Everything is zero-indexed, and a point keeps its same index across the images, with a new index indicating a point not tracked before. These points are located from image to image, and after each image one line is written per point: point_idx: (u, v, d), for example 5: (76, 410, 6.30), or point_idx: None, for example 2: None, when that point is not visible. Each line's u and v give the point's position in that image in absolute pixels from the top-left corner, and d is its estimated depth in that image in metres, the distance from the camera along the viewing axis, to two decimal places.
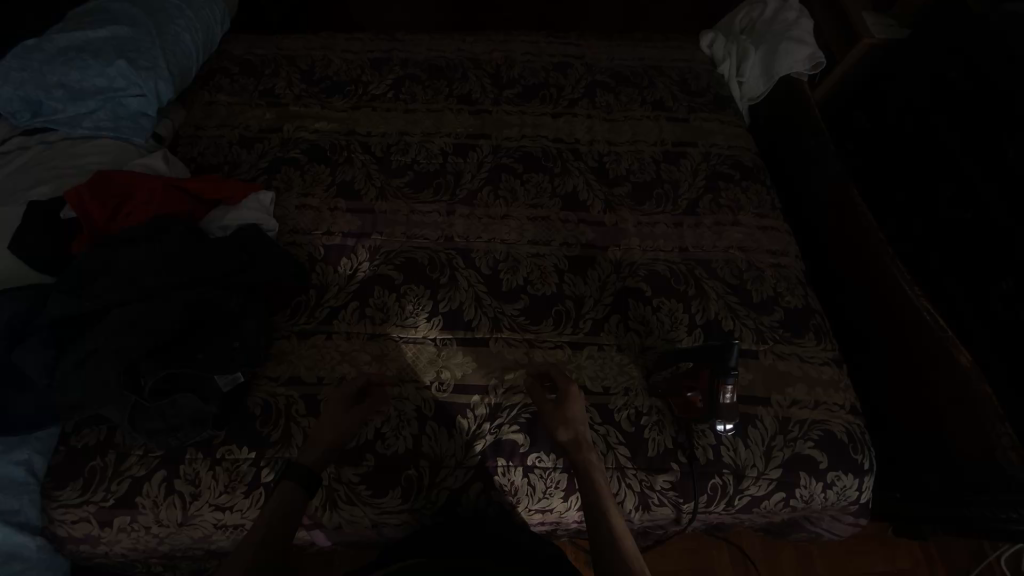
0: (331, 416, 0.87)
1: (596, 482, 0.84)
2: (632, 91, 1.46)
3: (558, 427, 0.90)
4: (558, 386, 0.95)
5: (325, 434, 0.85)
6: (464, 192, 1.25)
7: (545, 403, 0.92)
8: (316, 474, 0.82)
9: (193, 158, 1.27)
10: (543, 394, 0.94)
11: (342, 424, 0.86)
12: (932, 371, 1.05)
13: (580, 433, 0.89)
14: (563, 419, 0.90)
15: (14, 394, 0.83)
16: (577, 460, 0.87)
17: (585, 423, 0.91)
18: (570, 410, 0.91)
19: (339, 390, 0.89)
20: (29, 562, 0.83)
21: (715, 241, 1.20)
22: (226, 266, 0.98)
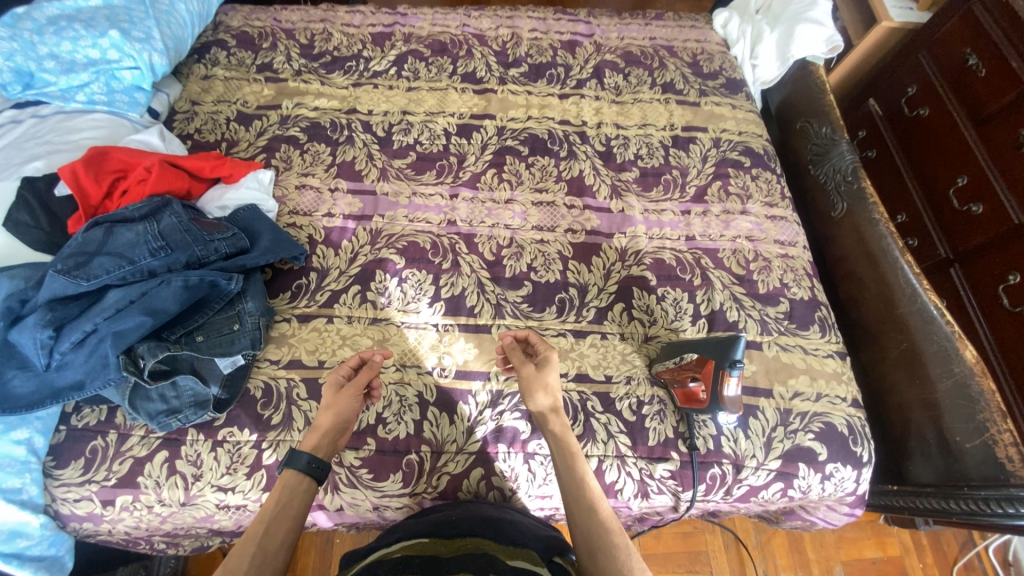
0: (327, 399, 0.83)
1: (576, 456, 0.82)
2: (642, 73, 1.42)
3: (530, 392, 0.87)
4: (538, 352, 0.92)
5: (325, 419, 0.82)
6: (468, 174, 1.22)
7: (523, 366, 0.89)
8: (323, 463, 0.77)
9: (190, 134, 1.23)
10: (522, 358, 0.92)
11: (342, 407, 0.83)
12: (932, 366, 1.04)
13: (553, 398, 0.87)
14: (542, 383, 0.87)
15: (12, 373, 0.81)
16: (551, 426, 0.86)
17: (559, 390, 0.88)
18: (547, 375, 0.88)
19: (332, 373, 0.86)
20: (34, 540, 0.82)
21: (723, 230, 1.18)
22: (225, 247, 0.96)
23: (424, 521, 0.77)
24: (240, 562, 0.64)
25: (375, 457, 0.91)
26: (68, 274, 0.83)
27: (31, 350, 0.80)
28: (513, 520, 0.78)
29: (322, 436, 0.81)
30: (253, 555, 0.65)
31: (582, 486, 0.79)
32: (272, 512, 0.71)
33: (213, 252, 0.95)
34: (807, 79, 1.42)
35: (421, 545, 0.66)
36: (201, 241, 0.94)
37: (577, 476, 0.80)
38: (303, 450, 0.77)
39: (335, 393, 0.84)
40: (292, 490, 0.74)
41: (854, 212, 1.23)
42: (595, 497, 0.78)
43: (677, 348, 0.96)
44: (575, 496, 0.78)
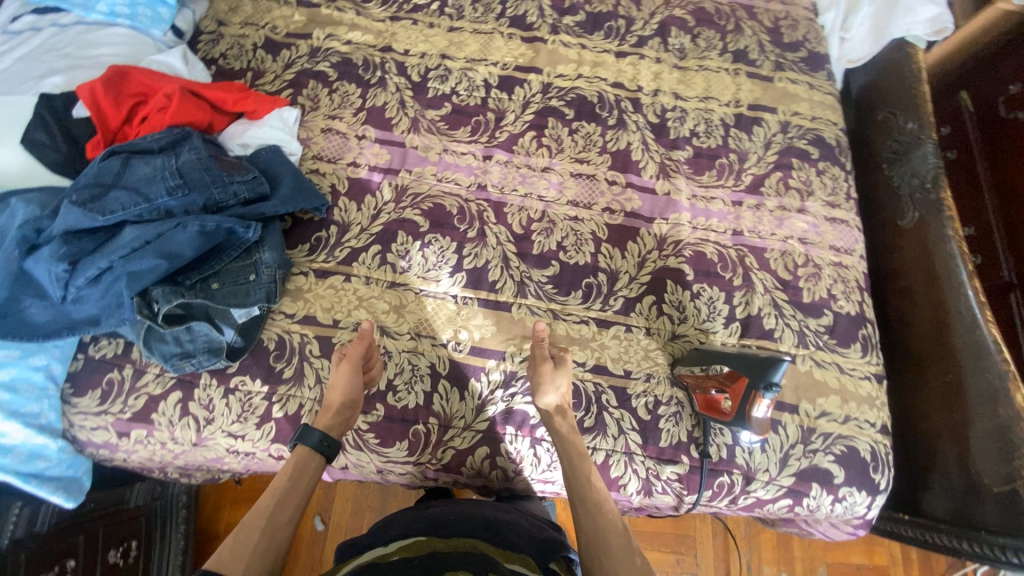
0: (334, 376, 0.84)
1: (582, 457, 0.82)
2: (712, 35, 1.25)
3: (540, 389, 0.87)
4: (554, 350, 0.92)
5: (334, 397, 0.83)
6: (505, 135, 1.12)
7: (541, 363, 0.89)
8: (334, 441, 0.80)
9: (215, 59, 1.15)
10: (541, 353, 0.90)
11: (345, 384, 0.83)
12: (972, 403, 0.97)
13: (563, 397, 0.87)
14: (553, 382, 0.87)
15: (29, 301, 0.81)
16: (555, 426, 0.86)
17: (569, 389, 0.88)
18: (556, 376, 0.88)
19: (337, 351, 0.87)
20: (53, 462, 0.85)
21: (774, 228, 1.08)
22: (243, 192, 0.91)
23: (424, 516, 0.78)
24: (249, 537, 0.67)
25: (383, 423, 0.91)
26: (83, 207, 0.80)
27: (48, 282, 0.79)
28: (511, 524, 0.78)
29: (333, 415, 0.82)
30: (263, 530, 0.68)
31: (588, 487, 0.78)
32: (284, 487, 0.74)
33: (231, 195, 0.90)
34: (901, 64, 1.23)
35: (422, 544, 0.66)
36: (220, 183, 0.89)
37: (583, 478, 0.79)
38: (315, 428, 0.79)
39: (337, 368, 0.85)
40: (301, 467, 0.77)
41: (925, 224, 1.11)
42: (600, 499, 0.77)
43: (708, 358, 0.91)
44: (577, 494, 0.78)
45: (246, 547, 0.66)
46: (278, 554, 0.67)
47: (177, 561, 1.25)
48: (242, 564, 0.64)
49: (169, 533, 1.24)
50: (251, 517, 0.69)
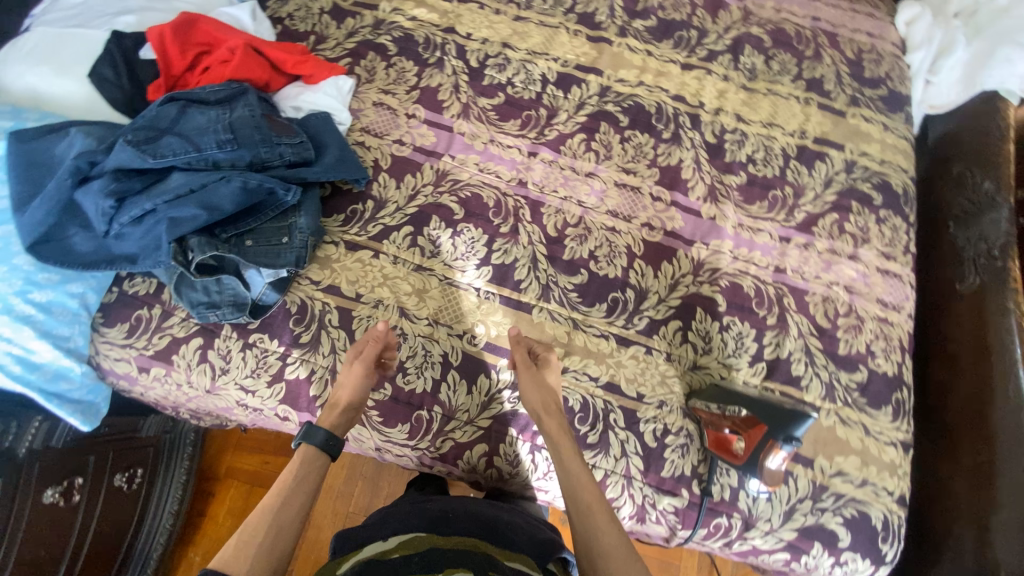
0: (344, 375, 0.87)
1: (573, 458, 0.80)
2: (787, 58, 1.19)
3: (529, 389, 0.86)
4: (540, 352, 0.92)
5: (342, 396, 0.85)
6: (554, 133, 1.10)
7: (523, 367, 0.89)
8: (338, 438, 0.82)
9: (282, 19, 1.17)
10: (523, 355, 0.90)
11: (354, 383, 0.85)
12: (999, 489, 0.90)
13: (549, 400, 0.86)
14: (539, 382, 0.87)
15: (74, 230, 0.84)
16: (547, 426, 0.84)
17: (556, 390, 0.88)
18: (543, 376, 0.88)
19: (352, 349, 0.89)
20: (75, 385, 0.89)
21: (820, 270, 1.03)
22: (289, 156, 0.91)
23: (424, 511, 0.79)
24: (253, 536, 0.68)
25: (388, 403, 0.91)
26: (136, 147, 0.81)
27: (94, 214, 0.82)
28: (511, 526, 0.77)
29: (339, 413, 0.84)
30: (268, 526, 0.69)
31: (580, 489, 0.77)
32: (290, 484, 0.75)
33: (277, 156, 0.90)
34: (989, 117, 1.13)
35: (419, 541, 0.67)
36: (268, 143, 0.89)
37: (573, 479, 0.78)
38: (321, 425, 0.82)
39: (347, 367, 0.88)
40: (307, 466, 0.78)
41: (985, 292, 1.03)
42: (593, 502, 0.75)
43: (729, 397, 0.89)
44: (573, 498, 0.76)
45: (252, 547, 0.66)
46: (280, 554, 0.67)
47: (174, 494, 1.30)
48: (247, 564, 0.65)
49: (172, 464, 1.29)
50: (255, 518, 0.70)
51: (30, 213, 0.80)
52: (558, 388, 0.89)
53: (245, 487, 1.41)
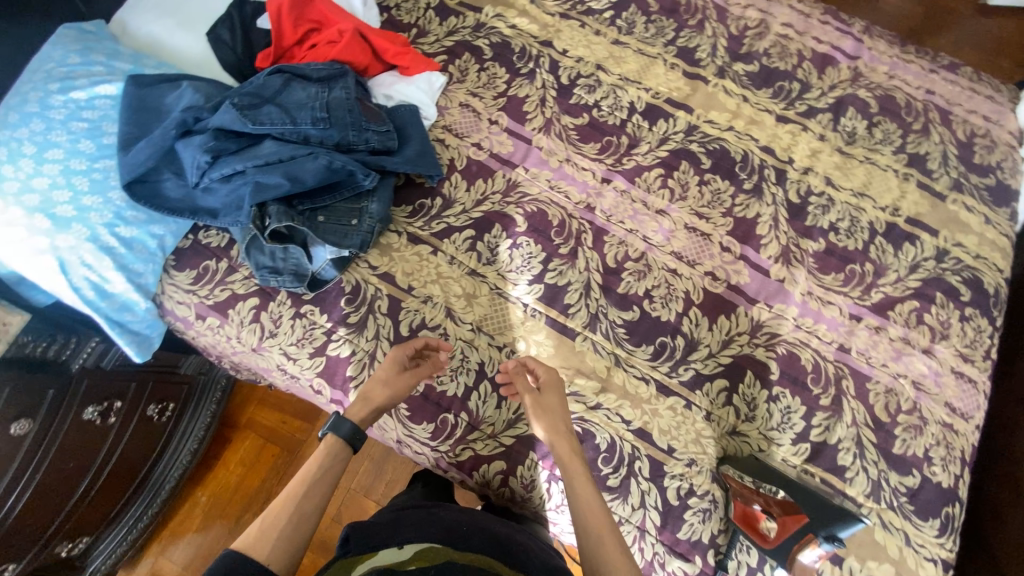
0: (387, 376, 0.86)
1: (585, 485, 0.77)
2: (893, 128, 1.12)
3: (535, 415, 0.84)
4: (540, 374, 0.89)
5: (378, 393, 0.84)
6: (632, 163, 1.08)
7: (527, 394, 0.86)
8: (363, 432, 0.82)
9: (389, 8, 1.21)
10: (526, 384, 0.87)
11: (397, 386, 0.86)
12: None
13: (558, 423, 0.84)
14: (543, 405, 0.85)
15: (167, 176, 0.90)
16: (558, 450, 0.81)
17: (563, 412, 0.85)
18: (547, 398, 0.86)
19: (398, 352, 0.87)
20: (137, 318, 0.93)
21: (888, 358, 0.96)
22: (373, 142, 0.94)
23: (438, 519, 0.78)
24: (278, 519, 0.69)
25: (418, 399, 0.92)
26: (239, 111, 0.85)
27: (189, 166, 0.86)
28: (523, 546, 0.78)
29: (370, 409, 0.83)
30: (292, 512, 0.70)
31: (592, 517, 0.73)
32: (313, 474, 0.76)
33: (363, 141, 0.93)
34: None
35: (435, 553, 0.68)
36: (357, 128, 0.92)
37: (586, 508, 0.74)
38: (350, 418, 0.81)
39: (395, 374, 0.86)
40: (331, 457, 0.78)
41: None
42: (602, 525, 0.72)
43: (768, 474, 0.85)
44: (584, 527, 0.72)
45: (275, 532, 0.68)
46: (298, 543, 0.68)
47: (198, 433, 1.38)
48: (268, 546, 0.66)
49: (202, 403, 1.38)
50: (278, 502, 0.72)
51: (133, 154, 0.85)
52: (564, 411, 0.86)
53: (260, 441, 1.48)
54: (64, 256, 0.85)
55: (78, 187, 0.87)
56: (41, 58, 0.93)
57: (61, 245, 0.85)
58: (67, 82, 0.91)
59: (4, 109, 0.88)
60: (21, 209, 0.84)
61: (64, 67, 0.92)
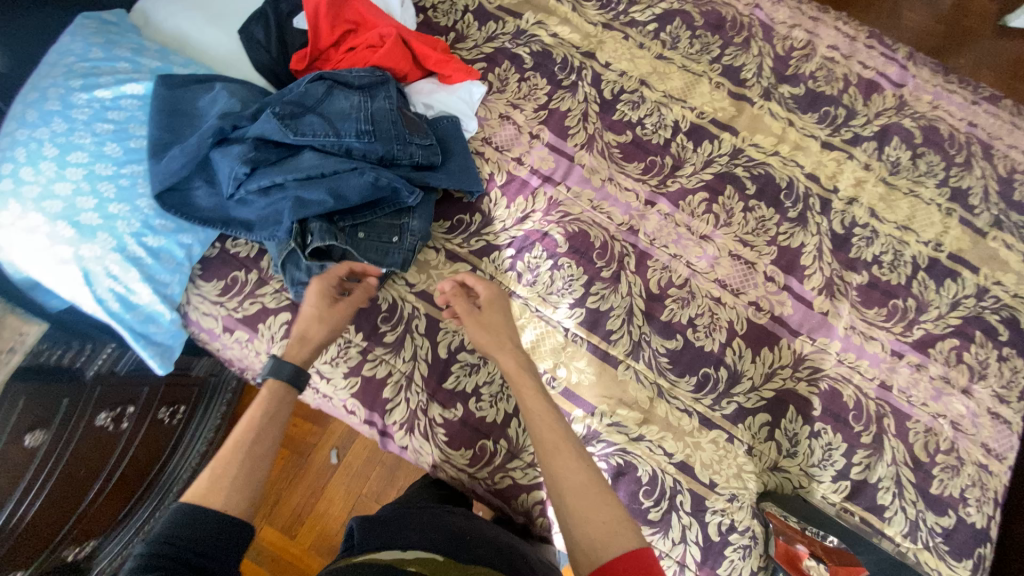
0: (317, 312, 0.83)
1: (533, 400, 0.80)
2: (936, 159, 1.10)
3: (477, 332, 0.87)
4: (478, 293, 0.92)
5: (315, 332, 0.82)
6: (676, 185, 1.05)
7: (468, 315, 0.88)
8: (306, 372, 0.81)
9: (426, 9, 1.16)
10: (465, 305, 0.89)
11: (334, 321, 0.83)
12: None
13: (501, 338, 0.87)
14: (486, 322, 0.88)
15: (199, 184, 0.85)
16: (503, 364, 0.85)
17: (504, 326, 0.89)
18: (488, 316, 0.89)
19: (321, 284, 0.84)
20: (162, 329, 0.88)
21: (928, 398, 0.96)
22: (417, 156, 0.90)
23: (443, 527, 0.76)
24: (231, 465, 0.69)
25: (456, 424, 0.89)
26: (280, 121, 0.81)
27: (225, 177, 0.81)
28: (527, 562, 0.74)
29: (309, 348, 0.82)
30: (243, 459, 0.70)
31: (546, 427, 0.77)
32: (261, 419, 0.74)
33: (407, 156, 0.89)
34: None
35: (437, 564, 0.65)
36: (402, 140, 0.88)
37: (541, 419, 0.78)
38: (289, 360, 0.80)
39: (325, 307, 0.83)
40: (278, 406, 0.77)
41: None
42: (557, 438, 0.75)
43: (817, 517, 0.84)
44: (538, 435, 0.76)
45: (227, 476, 0.67)
46: (254, 487, 0.69)
47: (211, 426, 1.35)
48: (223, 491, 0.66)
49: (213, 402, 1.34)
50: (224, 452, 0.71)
51: (166, 162, 0.80)
52: (505, 324, 0.89)
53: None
54: (89, 267, 0.80)
55: (104, 193, 0.81)
56: (60, 51, 0.87)
57: (85, 255, 0.80)
58: (91, 79, 0.85)
59: (21, 106, 0.82)
60: (43, 215, 0.79)
61: (86, 63, 0.86)
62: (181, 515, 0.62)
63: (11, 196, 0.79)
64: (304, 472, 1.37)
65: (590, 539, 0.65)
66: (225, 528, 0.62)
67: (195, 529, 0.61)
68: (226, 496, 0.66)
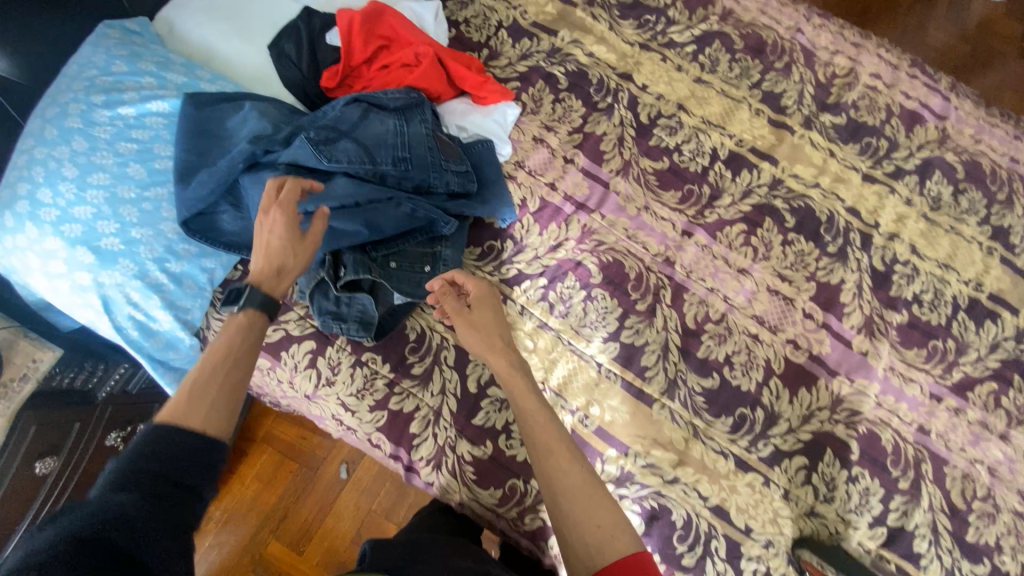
0: (284, 246, 0.72)
1: (526, 401, 0.77)
2: (979, 196, 1.08)
3: (467, 333, 0.82)
4: (465, 290, 0.86)
5: (289, 266, 0.73)
6: (714, 216, 1.02)
7: (458, 316, 0.83)
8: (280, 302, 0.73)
9: (458, 23, 1.12)
10: (454, 302, 0.84)
11: (302, 255, 0.74)
12: None
13: (493, 338, 0.82)
14: (477, 322, 0.83)
15: (225, 208, 0.81)
16: (494, 365, 0.80)
17: (496, 324, 0.84)
18: (478, 315, 0.84)
19: (283, 215, 0.71)
20: (181, 355, 0.83)
21: (967, 443, 0.93)
22: (451, 183, 0.88)
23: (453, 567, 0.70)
24: (208, 388, 0.62)
25: (486, 462, 0.86)
26: (315, 146, 0.79)
27: (254, 204, 0.78)
28: None
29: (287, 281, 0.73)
30: (222, 384, 0.63)
31: (538, 429, 0.74)
32: (231, 347, 0.67)
33: (443, 184, 0.88)
34: None
35: None
36: (438, 168, 0.87)
37: (534, 421, 0.75)
38: (260, 290, 0.71)
39: (295, 240, 0.73)
40: (260, 332, 0.70)
41: None
42: (551, 441, 0.73)
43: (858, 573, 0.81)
44: (530, 438, 0.73)
45: (202, 397, 0.61)
46: (233, 410, 0.63)
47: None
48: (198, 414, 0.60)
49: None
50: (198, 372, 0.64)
51: (193, 188, 0.77)
52: (496, 323, 0.84)
53: (278, 456, 1.29)
54: (109, 294, 0.77)
55: (126, 218, 0.78)
56: (80, 62, 0.83)
57: (106, 282, 0.76)
58: (113, 95, 0.81)
59: (40, 122, 0.79)
60: (61, 240, 0.76)
61: (109, 77, 0.82)
62: (156, 434, 0.56)
63: (30, 219, 0.76)
64: (313, 485, 1.27)
65: (584, 543, 0.65)
66: (201, 451, 0.57)
67: (171, 447, 0.55)
68: (203, 416, 0.60)
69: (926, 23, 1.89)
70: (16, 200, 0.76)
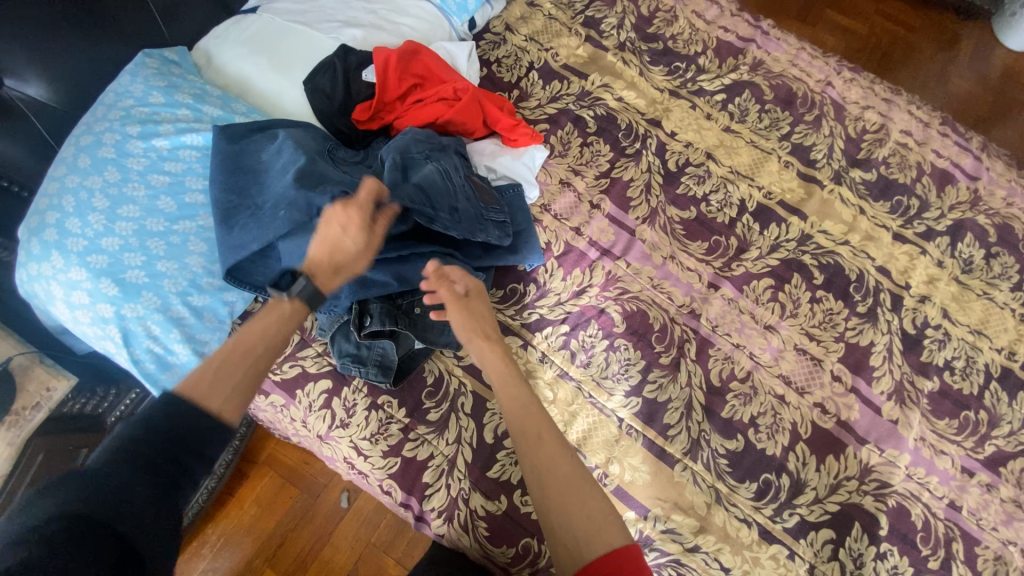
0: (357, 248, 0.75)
1: (515, 389, 0.75)
2: (1011, 261, 1.05)
3: (462, 322, 0.81)
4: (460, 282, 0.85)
5: (348, 247, 0.75)
6: (741, 269, 1.00)
7: (453, 305, 0.81)
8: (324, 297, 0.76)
9: (489, 63, 1.13)
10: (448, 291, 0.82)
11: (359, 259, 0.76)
12: None
13: (487, 327, 0.82)
14: (475, 314, 0.82)
15: None
16: (483, 351, 0.79)
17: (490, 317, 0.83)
18: (476, 304, 0.83)
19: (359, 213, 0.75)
20: None
21: (999, 522, 0.88)
22: (491, 234, 0.88)
23: None
24: (232, 372, 0.66)
25: (500, 519, 0.82)
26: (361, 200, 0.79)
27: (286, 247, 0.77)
28: None
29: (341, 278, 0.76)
30: (245, 371, 0.68)
31: (529, 415, 0.71)
32: (259, 336, 0.71)
33: (484, 234, 0.87)
34: None
35: None
36: (479, 220, 0.88)
37: (523, 406, 0.73)
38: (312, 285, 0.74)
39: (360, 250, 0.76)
40: (294, 321, 0.74)
41: None
42: (542, 430, 0.70)
43: None
44: (519, 426, 0.71)
45: (222, 380, 0.65)
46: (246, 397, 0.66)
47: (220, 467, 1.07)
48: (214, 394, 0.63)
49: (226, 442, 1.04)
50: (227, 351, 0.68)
51: (238, 234, 0.76)
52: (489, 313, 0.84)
53: (279, 480, 1.17)
54: (129, 327, 0.74)
55: (153, 250, 0.77)
56: (118, 91, 0.82)
57: (127, 315, 0.74)
58: (149, 126, 0.81)
59: (75, 149, 0.78)
60: (86, 271, 0.74)
61: (146, 107, 0.82)
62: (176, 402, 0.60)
63: (56, 249, 0.74)
64: (314, 513, 1.15)
65: (575, 537, 0.60)
66: (207, 431, 0.60)
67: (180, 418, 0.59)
68: (224, 397, 0.64)
69: (949, 70, 1.86)
70: (44, 228, 0.75)
